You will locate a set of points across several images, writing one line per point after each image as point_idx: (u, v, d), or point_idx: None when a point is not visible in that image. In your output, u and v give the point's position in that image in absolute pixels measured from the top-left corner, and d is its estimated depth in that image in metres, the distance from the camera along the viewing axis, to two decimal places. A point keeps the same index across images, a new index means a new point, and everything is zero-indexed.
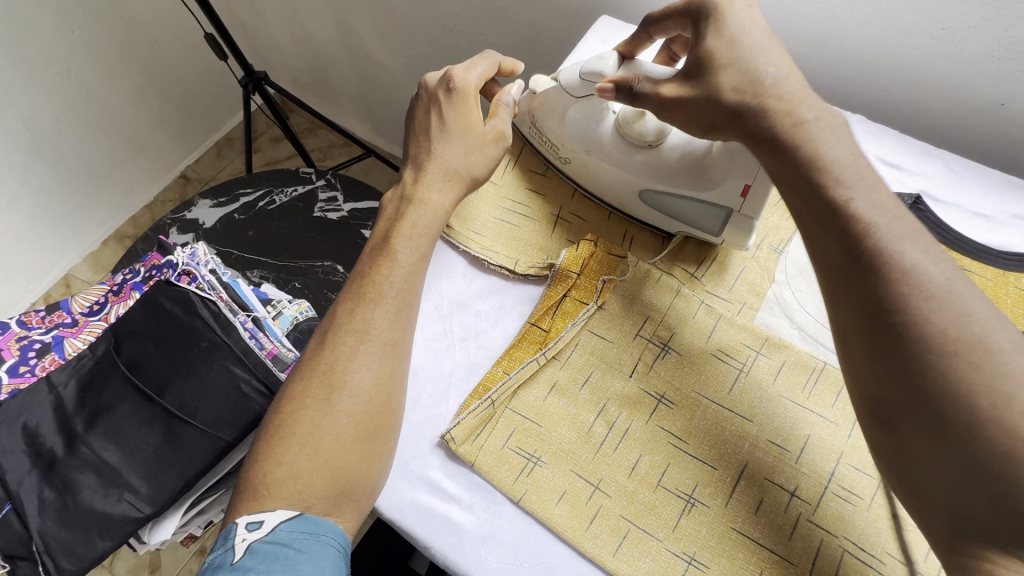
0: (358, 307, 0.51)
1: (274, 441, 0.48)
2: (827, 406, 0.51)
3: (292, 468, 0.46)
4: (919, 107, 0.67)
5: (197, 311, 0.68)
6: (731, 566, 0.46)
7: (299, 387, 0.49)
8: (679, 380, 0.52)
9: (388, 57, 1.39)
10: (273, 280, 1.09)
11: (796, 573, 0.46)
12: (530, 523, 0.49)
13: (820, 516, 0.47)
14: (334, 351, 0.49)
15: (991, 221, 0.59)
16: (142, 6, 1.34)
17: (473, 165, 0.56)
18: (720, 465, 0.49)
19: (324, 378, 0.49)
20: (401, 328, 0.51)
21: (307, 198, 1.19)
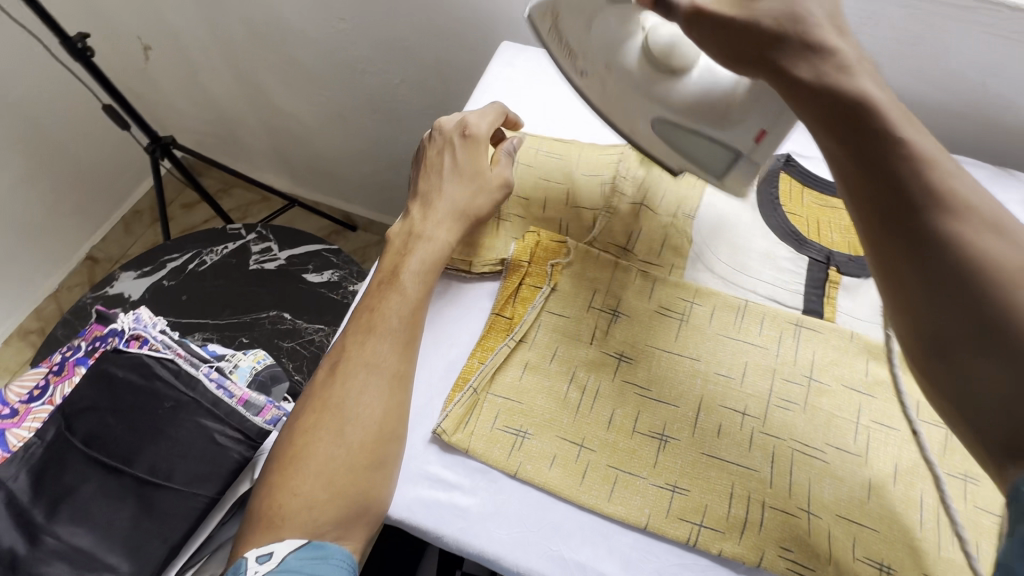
0: (363, 339, 0.55)
1: (283, 470, 0.50)
2: (755, 334, 0.60)
3: (301, 495, 0.49)
4: None
5: (155, 373, 0.66)
6: (709, 485, 0.53)
7: (309, 419, 0.52)
8: (632, 338, 0.59)
9: (298, 106, 1.42)
10: (217, 340, 1.07)
11: (760, 478, 0.53)
12: (531, 491, 0.53)
13: (768, 426, 0.56)
14: (342, 383, 0.53)
15: None
16: (24, 86, 1.28)
17: (475, 204, 0.63)
18: (679, 401, 0.57)
19: (332, 409, 0.52)
20: (405, 359, 0.55)
21: (240, 252, 1.18)
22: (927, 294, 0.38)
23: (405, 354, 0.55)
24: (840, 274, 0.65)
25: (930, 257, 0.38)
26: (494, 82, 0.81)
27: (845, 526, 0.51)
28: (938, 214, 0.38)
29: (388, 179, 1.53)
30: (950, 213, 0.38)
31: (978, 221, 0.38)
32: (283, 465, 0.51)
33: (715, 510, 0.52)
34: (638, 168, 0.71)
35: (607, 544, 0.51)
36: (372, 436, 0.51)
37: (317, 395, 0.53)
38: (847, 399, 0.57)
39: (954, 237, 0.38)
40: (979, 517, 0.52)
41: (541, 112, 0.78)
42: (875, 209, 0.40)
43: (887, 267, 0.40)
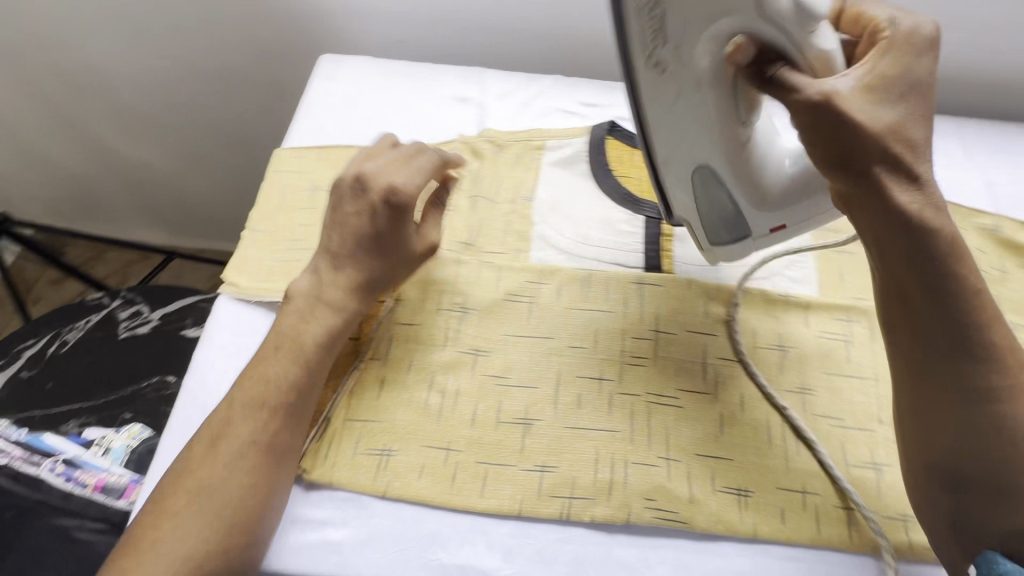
0: (232, 419, 0.51)
1: (129, 561, 0.47)
2: (601, 300, 0.62)
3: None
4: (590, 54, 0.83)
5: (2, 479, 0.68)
6: (576, 456, 0.54)
7: (166, 501, 0.48)
8: (485, 330, 0.60)
9: (144, 152, 1.32)
10: (96, 423, 0.96)
11: (623, 437, 0.55)
12: (404, 507, 0.52)
13: (622, 384, 0.58)
14: (203, 468, 0.49)
15: None
16: None
17: (393, 274, 0.59)
18: (539, 381, 0.57)
19: (191, 494, 0.48)
20: (277, 441, 0.51)
21: (105, 322, 1.09)
22: (942, 421, 0.46)
23: (281, 441, 0.51)
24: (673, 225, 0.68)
25: (964, 417, 0.45)
26: (321, 100, 0.79)
27: (703, 463, 0.54)
28: (953, 320, 0.43)
29: None
30: (985, 353, 0.44)
31: (1018, 381, 0.45)
32: (128, 554, 0.47)
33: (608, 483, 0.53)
34: (472, 159, 0.72)
35: (485, 538, 0.51)
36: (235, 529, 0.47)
37: (177, 476, 0.49)
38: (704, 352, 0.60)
39: (976, 394, 0.44)
40: (824, 422, 0.57)
41: (371, 114, 0.77)
42: (907, 306, 0.44)
43: (909, 370, 0.46)
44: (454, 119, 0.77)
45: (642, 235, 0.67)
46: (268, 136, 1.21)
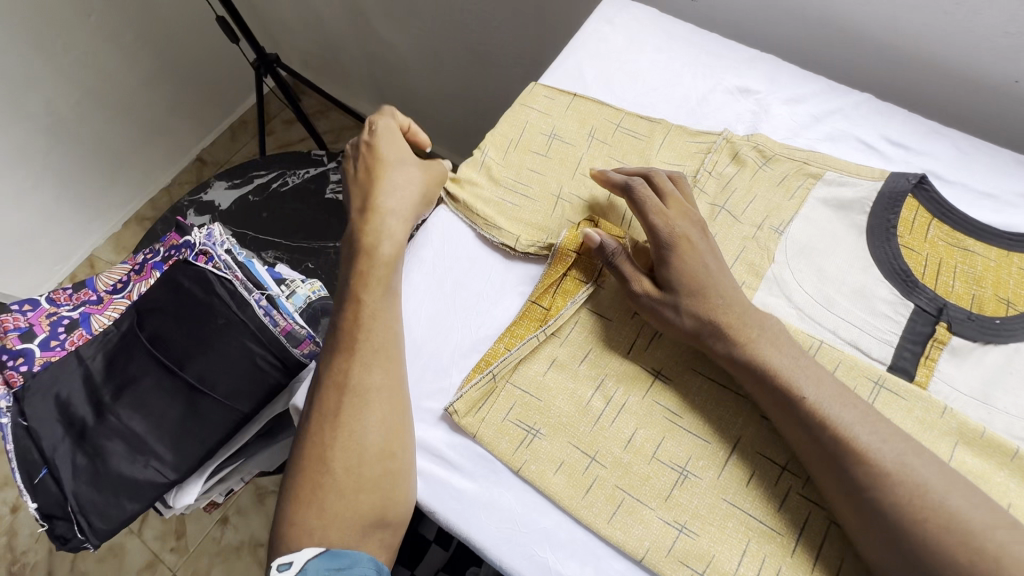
0: (348, 362, 0.54)
1: (301, 494, 0.51)
2: None
3: (317, 518, 0.50)
4: (778, 37, 0.71)
5: (178, 284, 0.72)
6: (721, 534, 0.48)
7: (305, 457, 0.53)
8: (669, 401, 0.53)
9: (395, 36, 1.35)
10: (286, 260, 1.13)
11: (774, 534, 0.48)
12: (569, 522, 0.50)
13: (790, 462, 0.50)
14: (337, 409, 0.53)
15: (997, 202, 0.59)
16: (172, 10, 1.35)
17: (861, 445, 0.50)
18: (703, 475, 0.50)
19: (343, 423, 0.52)
20: (386, 377, 0.53)
21: (319, 178, 1.22)
22: None
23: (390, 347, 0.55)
24: (949, 335, 0.53)
25: None
26: (589, 38, 0.72)
27: None
28: None
29: (492, 108, 1.37)
30: None
31: None
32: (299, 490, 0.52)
33: None
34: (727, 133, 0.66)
35: (596, 565, 0.49)
36: (386, 442, 0.51)
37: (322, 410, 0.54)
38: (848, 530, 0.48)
39: None
40: None
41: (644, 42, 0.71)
42: None
43: None
44: (722, 112, 0.66)
45: (900, 328, 0.54)
46: (532, 44, 1.15)
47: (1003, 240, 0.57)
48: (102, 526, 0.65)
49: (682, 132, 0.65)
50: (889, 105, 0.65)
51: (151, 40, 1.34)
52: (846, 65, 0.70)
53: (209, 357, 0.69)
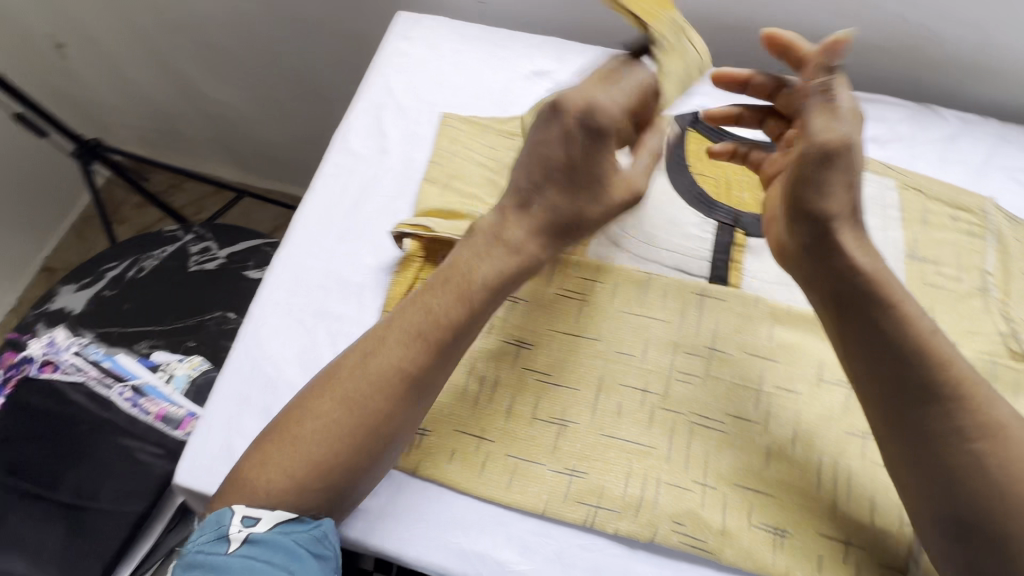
0: (404, 333, 0.51)
1: (288, 440, 0.49)
2: (657, 308, 0.59)
3: (295, 470, 0.48)
4: (562, 20, 0.79)
5: (28, 403, 0.67)
6: (607, 466, 0.53)
7: (318, 404, 0.50)
8: (538, 364, 0.57)
9: (225, 93, 1.32)
10: (165, 346, 1.06)
11: (650, 450, 0.53)
12: (474, 502, 0.53)
13: (650, 385, 0.56)
14: (371, 373, 0.50)
15: (760, 120, 0.70)
16: None
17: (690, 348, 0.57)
18: (579, 419, 0.55)
19: (372, 389, 0.49)
20: (425, 367, 0.50)
21: (178, 254, 1.16)
22: None
23: (469, 326, 0.51)
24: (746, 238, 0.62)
25: None
26: (390, 56, 0.76)
27: (742, 495, 0.51)
28: None
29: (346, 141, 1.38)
30: None
31: None
32: (285, 433, 0.49)
33: (717, 490, 0.51)
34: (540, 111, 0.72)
35: (506, 532, 0.52)
36: (396, 425, 0.50)
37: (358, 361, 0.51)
38: (709, 427, 0.54)
39: None
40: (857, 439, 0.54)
41: (446, 51, 0.76)
42: None
43: None
44: (525, 96, 0.72)
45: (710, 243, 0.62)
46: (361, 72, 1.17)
47: (771, 148, 0.67)
48: None
49: (494, 123, 0.70)
50: (661, 60, 0.75)
51: None
52: (621, 32, 0.79)
53: (82, 469, 0.64)
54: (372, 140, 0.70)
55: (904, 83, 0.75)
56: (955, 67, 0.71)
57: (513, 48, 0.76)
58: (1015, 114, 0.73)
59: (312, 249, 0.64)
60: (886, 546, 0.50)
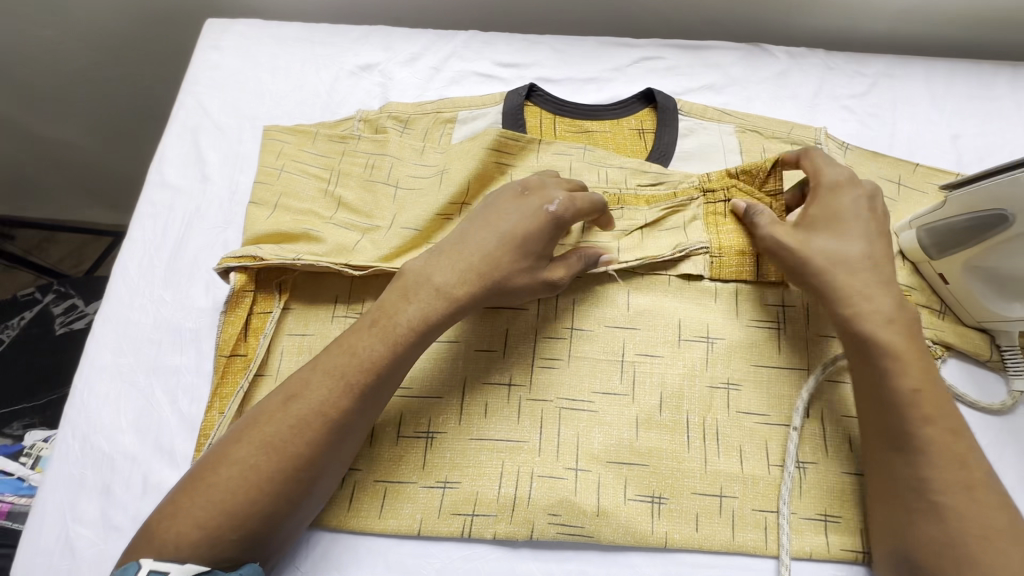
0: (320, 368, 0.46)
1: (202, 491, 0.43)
2: None
3: (209, 525, 0.42)
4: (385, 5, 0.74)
5: None
6: (480, 470, 0.51)
7: (232, 448, 0.44)
8: None
9: (64, 132, 1.19)
10: (40, 422, 0.97)
11: (523, 446, 0.52)
12: (348, 536, 0.50)
13: (515, 378, 0.54)
14: (292, 413, 0.45)
15: (598, 83, 0.68)
16: None
17: (552, 329, 0.56)
18: (446, 427, 0.53)
19: (294, 435, 0.44)
20: (353, 406, 0.46)
21: (39, 318, 1.05)
22: None
23: (404, 356, 0.48)
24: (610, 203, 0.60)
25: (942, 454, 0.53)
26: (200, 71, 0.69)
27: (616, 471, 0.51)
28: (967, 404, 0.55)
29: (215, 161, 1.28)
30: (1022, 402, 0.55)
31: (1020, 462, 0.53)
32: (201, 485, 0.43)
33: (592, 472, 0.51)
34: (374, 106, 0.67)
35: (384, 560, 0.49)
36: (322, 473, 0.45)
37: (280, 403, 0.46)
38: (580, 408, 0.53)
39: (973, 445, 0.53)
40: (722, 391, 0.54)
41: (262, 57, 0.69)
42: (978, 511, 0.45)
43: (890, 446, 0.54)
44: (354, 94, 0.68)
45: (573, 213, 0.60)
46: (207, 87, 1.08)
47: (611, 111, 0.66)
48: None
49: (323, 128, 0.65)
50: (493, 34, 0.71)
51: None
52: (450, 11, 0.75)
53: None
54: (191, 168, 0.64)
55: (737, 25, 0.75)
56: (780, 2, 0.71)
57: (334, 43, 0.70)
58: (842, 41, 0.75)
59: (136, 299, 0.58)
60: (761, 491, 0.51)
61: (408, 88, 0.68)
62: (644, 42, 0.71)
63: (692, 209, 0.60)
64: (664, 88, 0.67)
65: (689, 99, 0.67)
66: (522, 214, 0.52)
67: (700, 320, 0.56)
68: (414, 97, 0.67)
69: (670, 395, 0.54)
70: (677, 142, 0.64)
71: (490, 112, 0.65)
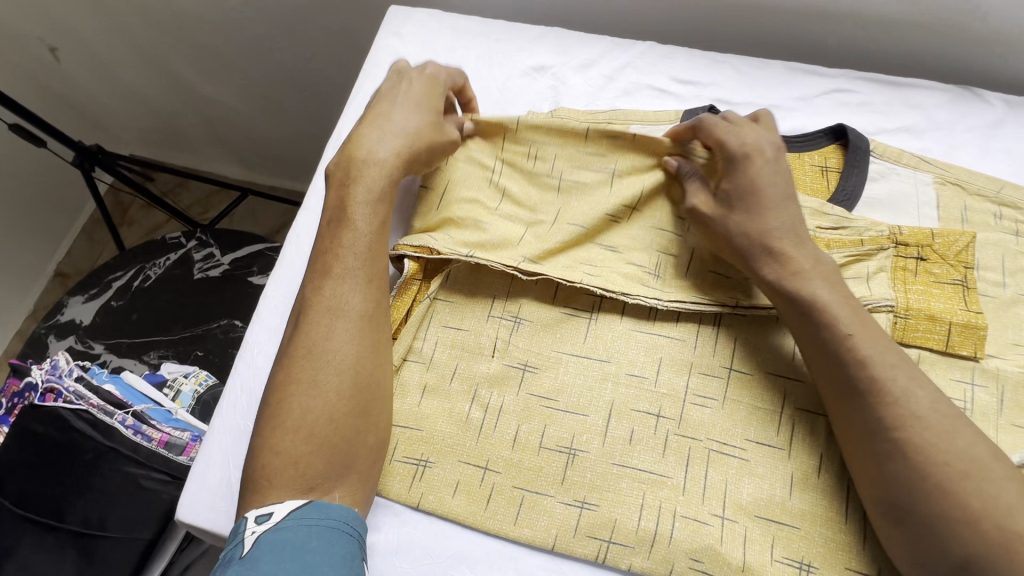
0: (330, 279, 0.50)
1: (277, 417, 0.46)
2: (671, 326, 0.55)
3: (299, 444, 0.45)
4: (562, 8, 0.74)
5: (32, 431, 0.66)
6: (620, 497, 0.50)
7: (280, 375, 0.48)
8: (545, 388, 0.54)
9: (222, 92, 1.28)
10: (172, 356, 1.05)
11: (669, 483, 0.50)
12: (481, 536, 0.51)
13: (664, 409, 0.52)
14: (316, 324, 0.49)
15: (780, 110, 0.64)
16: None
17: (708, 365, 0.54)
18: (589, 447, 0.52)
19: (322, 333, 0.48)
20: (375, 299, 0.50)
21: (182, 261, 1.15)
22: None
23: (379, 189, 0.53)
24: None
25: None
26: (381, 56, 0.71)
27: (763, 527, 0.49)
28: None
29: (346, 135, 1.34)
30: None
31: None
32: (275, 412, 0.47)
33: (738, 523, 0.49)
34: (543, 108, 0.67)
35: (515, 567, 0.50)
36: (367, 370, 0.49)
37: (293, 328, 0.50)
38: (730, 453, 0.51)
39: None
40: None
41: (440, 48, 0.71)
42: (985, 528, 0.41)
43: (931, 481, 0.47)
44: (525, 94, 0.68)
45: None
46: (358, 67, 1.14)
47: (793, 143, 0.62)
48: None
49: None
50: (671, 47, 0.69)
51: None
52: (627, 19, 0.73)
53: (91, 497, 0.64)
54: None
55: (941, 62, 0.68)
56: (997, 45, 0.64)
57: (509, 41, 0.71)
58: None
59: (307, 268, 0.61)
60: None
61: (579, 93, 0.67)
62: (835, 73, 0.66)
63: (879, 259, 0.55)
64: (854, 124, 0.63)
65: (883, 140, 0.62)
66: (414, 86, 0.58)
67: None
68: (585, 104, 0.66)
69: (833, 459, 0.50)
70: (865, 186, 0.59)
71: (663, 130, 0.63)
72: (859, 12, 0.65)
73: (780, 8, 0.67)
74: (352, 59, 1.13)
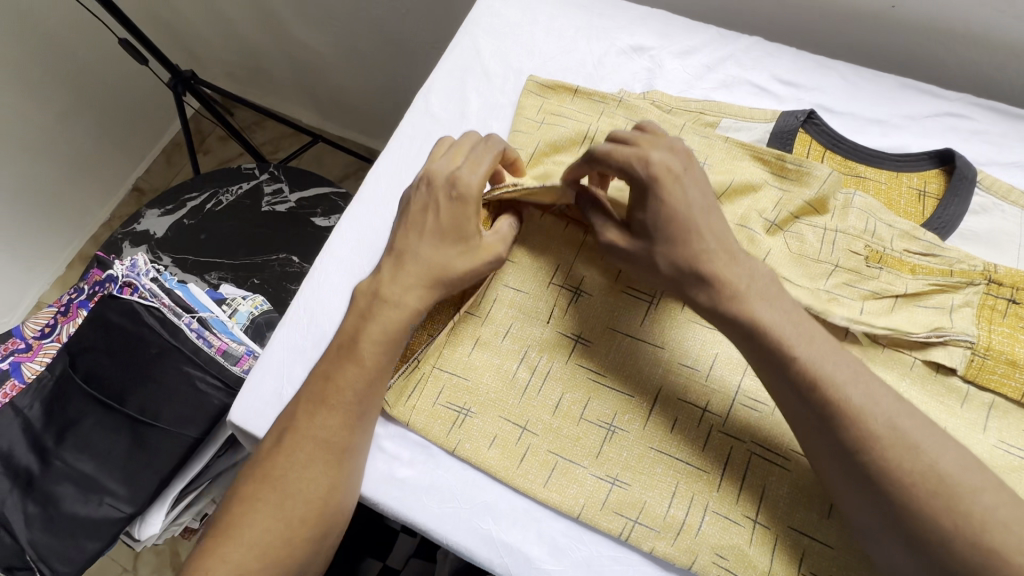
0: (323, 414, 0.49)
1: (231, 526, 0.47)
2: None
3: (244, 558, 0.46)
4: None
5: (107, 319, 0.71)
6: (652, 481, 0.50)
7: (251, 485, 0.48)
8: (595, 361, 0.54)
9: (312, 37, 1.31)
10: (231, 280, 1.11)
11: (706, 479, 0.50)
12: (509, 492, 0.52)
13: (711, 405, 0.52)
14: (298, 454, 0.48)
15: (884, 126, 0.62)
16: (72, 37, 1.26)
17: None
18: (629, 427, 0.52)
19: (293, 463, 0.48)
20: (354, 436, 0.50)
21: (253, 192, 1.20)
22: None
23: (424, 275, 0.51)
24: (874, 262, 0.54)
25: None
26: (482, 15, 0.72)
27: (795, 539, 0.48)
28: None
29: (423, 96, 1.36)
30: None
31: None
32: (232, 520, 0.47)
33: (768, 528, 0.48)
34: (636, 89, 0.66)
35: (538, 529, 0.51)
36: (333, 499, 0.48)
37: (282, 426, 0.50)
38: (772, 460, 0.50)
39: None
40: None
41: (541, 15, 0.71)
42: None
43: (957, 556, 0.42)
44: (619, 72, 0.67)
45: (826, 258, 0.55)
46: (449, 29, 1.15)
47: (894, 161, 0.59)
48: (65, 569, 0.65)
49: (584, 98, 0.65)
50: (778, 46, 0.67)
51: (58, 74, 1.27)
52: (735, 12, 0.71)
53: (150, 388, 0.68)
54: (459, 105, 0.67)
55: None
56: None
57: (612, 19, 0.70)
58: None
59: (382, 208, 0.63)
60: None
61: (676, 79, 0.66)
62: (951, 96, 0.63)
63: (966, 293, 0.52)
64: (963, 152, 0.59)
65: (992, 172, 0.58)
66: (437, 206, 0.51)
67: (937, 421, 0.50)
68: (681, 91, 0.65)
69: None
70: (964, 217, 0.56)
71: (758, 128, 0.61)
72: (991, 35, 0.62)
73: (902, 21, 0.64)
74: (444, 20, 1.14)
